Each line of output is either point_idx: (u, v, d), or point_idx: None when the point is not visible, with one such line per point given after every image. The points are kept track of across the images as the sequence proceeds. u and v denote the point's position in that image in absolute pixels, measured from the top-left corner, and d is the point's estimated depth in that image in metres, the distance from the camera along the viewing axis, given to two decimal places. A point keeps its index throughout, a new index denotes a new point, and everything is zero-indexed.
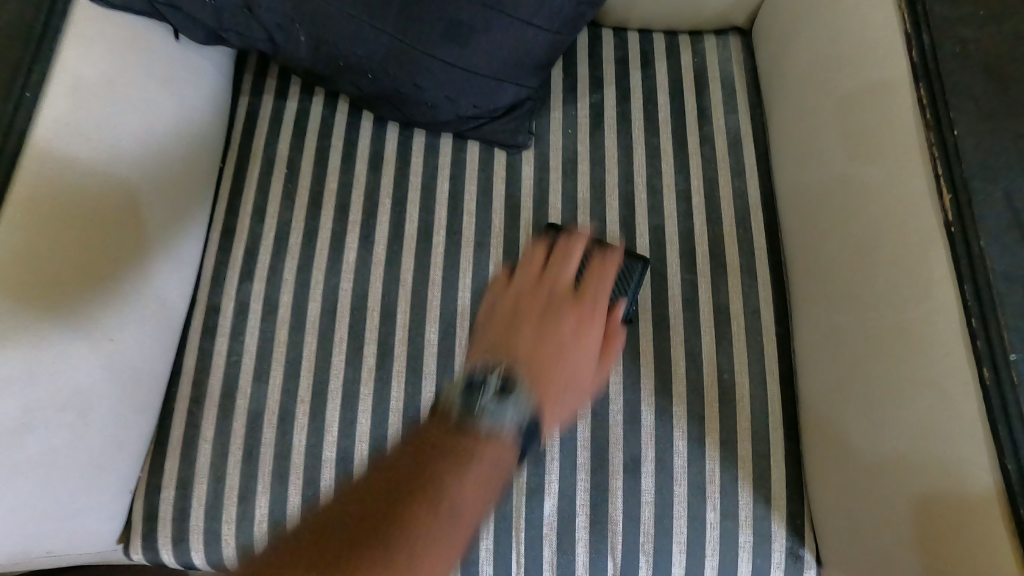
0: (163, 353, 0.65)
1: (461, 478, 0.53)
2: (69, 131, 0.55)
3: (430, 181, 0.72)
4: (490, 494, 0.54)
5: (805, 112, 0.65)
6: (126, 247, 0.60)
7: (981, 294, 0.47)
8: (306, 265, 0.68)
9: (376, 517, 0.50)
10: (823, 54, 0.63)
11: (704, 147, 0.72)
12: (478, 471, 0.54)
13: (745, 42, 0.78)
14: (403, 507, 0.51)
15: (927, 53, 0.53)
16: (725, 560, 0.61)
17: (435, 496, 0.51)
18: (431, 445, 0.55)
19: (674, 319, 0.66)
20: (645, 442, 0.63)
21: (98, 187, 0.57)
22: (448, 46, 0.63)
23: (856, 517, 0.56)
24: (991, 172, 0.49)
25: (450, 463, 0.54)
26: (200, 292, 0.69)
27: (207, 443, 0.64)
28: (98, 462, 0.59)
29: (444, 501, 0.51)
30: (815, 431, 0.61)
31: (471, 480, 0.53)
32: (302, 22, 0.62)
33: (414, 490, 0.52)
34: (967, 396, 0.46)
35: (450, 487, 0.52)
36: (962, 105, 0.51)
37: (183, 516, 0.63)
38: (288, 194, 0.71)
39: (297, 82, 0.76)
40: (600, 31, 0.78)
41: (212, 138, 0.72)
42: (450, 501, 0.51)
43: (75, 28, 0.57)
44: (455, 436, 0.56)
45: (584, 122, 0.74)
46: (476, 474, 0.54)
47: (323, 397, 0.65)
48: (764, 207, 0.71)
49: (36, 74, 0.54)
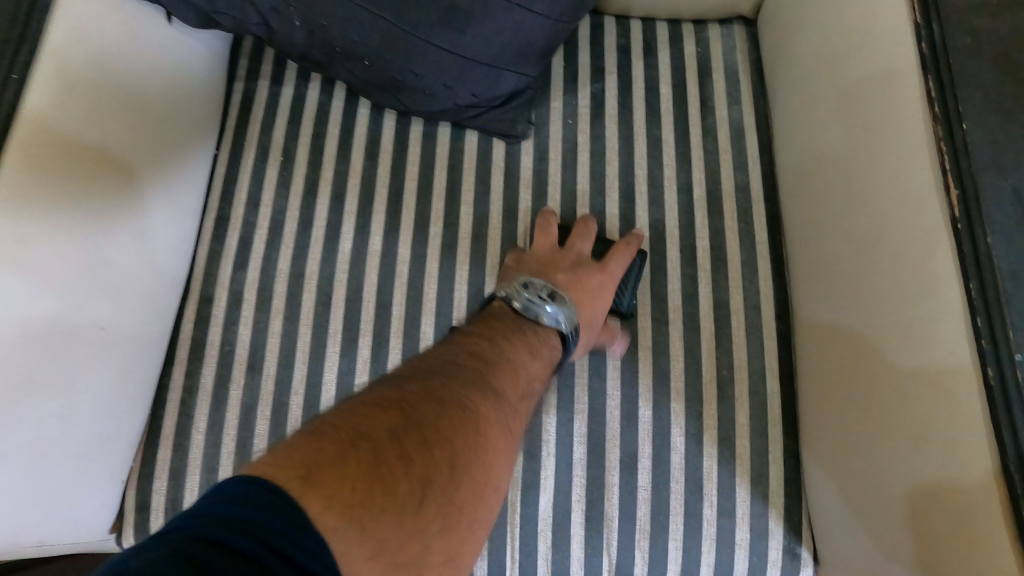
0: (155, 343, 0.65)
1: (523, 377, 0.54)
2: (58, 115, 0.54)
3: (427, 171, 0.71)
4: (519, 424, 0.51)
5: (809, 104, 0.64)
6: (116, 234, 0.59)
7: (988, 293, 0.46)
8: (301, 255, 0.68)
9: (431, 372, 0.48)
10: (829, 44, 0.61)
11: (706, 139, 0.71)
12: (530, 371, 0.55)
13: (750, 31, 0.76)
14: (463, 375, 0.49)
15: (937, 44, 0.52)
16: (721, 557, 0.61)
17: (500, 371, 0.52)
18: (485, 336, 0.55)
19: (673, 314, 0.65)
20: (642, 438, 0.62)
21: (88, 172, 0.56)
22: (446, 33, 0.62)
23: (855, 517, 0.55)
24: (1000, 168, 0.48)
25: (509, 345, 0.55)
26: (194, 281, 0.68)
27: (200, 434, 0.63)
28: (88, 452, 0.58)
29: (512, 405, 0.51)
30: (814, 429, 0.60)
31: (517, 402, 0.52)
32: (297, 6, 0.61)
33: (492, 359, 0.53)
34: (971, 397, 0.45)
35: (503, 385, 0.51)
36: (971, 98, 0.50)
37: (175, 508, 0.62)
38: (283, 183, 0.70)
39: (293, 68, 0.74)
40: (602, 20, 0.76)
41: (205, 124, 0.70)
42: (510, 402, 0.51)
43: (64, 7, 0.55)
44: (514, 334, 0.57)
45: (584, 113, 0.72)
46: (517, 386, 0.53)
47: (317, 389, 0.64)
48: (767, 201, 0.70)
49: (24, 55, 0.53)
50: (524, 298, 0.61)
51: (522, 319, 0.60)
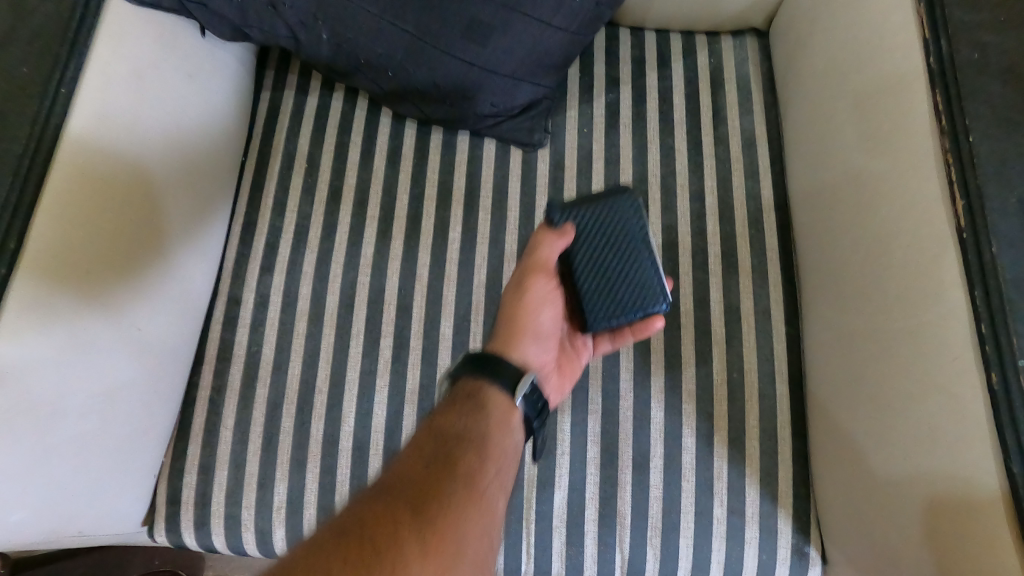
0: (186, 342, 0.67)
1: (503, 428, 0.56)
2: (101, 125, 0.57)
3: (446, 178, 0.73)
4: (503, 476, 0.53)
5: (819, 114, 0.66)
6: (148, 243, 0.61)
7: (992, 300, 0.47)
8: (325, 258, 0.70)
9: (405, 487, 0.48)
10: (839, 57, 0.63)
11: (718, 147, 0.73)
12: (513, 462, 0.56)
13: (762, 43, 0.78)
14: (438, 484, 0.48)
15: (945, 57, 0.53)
16: (731, 555, 0.62)
17: (481, 493, 0.50)
18: (455, 440, 0.52)
19: (685, 318, 0.67)
20: (654, 437, 0.64)
21: (126, 179, 0.59)
22: (467, 46, 0.64)
23: (862, 517, 0.56)
24: (1005, 179, 0.50)
25: (476, 400, 0.57)
26: (222, 283, 0.71)
27: (228, 430, 0.66)
28: (124, 446, 0.61)
29: (492, 466, 0.53)
30: (823, 431, 0.62)
31: (498, 458, 0.54)
32: (325, 20, 0.63)
33: (470, 471, 0.51)
34: (975, 401, 0.47)
35: (487, 490, 0.50)
36: (977, 111, 0.52)
37: (204, 501, 0.65)
38: (308, 189, 0.73)
39: (318, 78, 0.77)
40: (617, 31, 0.78)
41: (234, 133, 0.73)
42: (491, 475, 0.52)
43: (108, 23, 0.58)
44: (482, 422, 0.55)
45: (599, 122, 0.74)
46: (493, 443, 0.54)
47: (340, 388, 0.66)
48: (777, 209, 0.71)
49: (72, 68, 0.56)
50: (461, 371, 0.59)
51: (491, 386, 0.58)
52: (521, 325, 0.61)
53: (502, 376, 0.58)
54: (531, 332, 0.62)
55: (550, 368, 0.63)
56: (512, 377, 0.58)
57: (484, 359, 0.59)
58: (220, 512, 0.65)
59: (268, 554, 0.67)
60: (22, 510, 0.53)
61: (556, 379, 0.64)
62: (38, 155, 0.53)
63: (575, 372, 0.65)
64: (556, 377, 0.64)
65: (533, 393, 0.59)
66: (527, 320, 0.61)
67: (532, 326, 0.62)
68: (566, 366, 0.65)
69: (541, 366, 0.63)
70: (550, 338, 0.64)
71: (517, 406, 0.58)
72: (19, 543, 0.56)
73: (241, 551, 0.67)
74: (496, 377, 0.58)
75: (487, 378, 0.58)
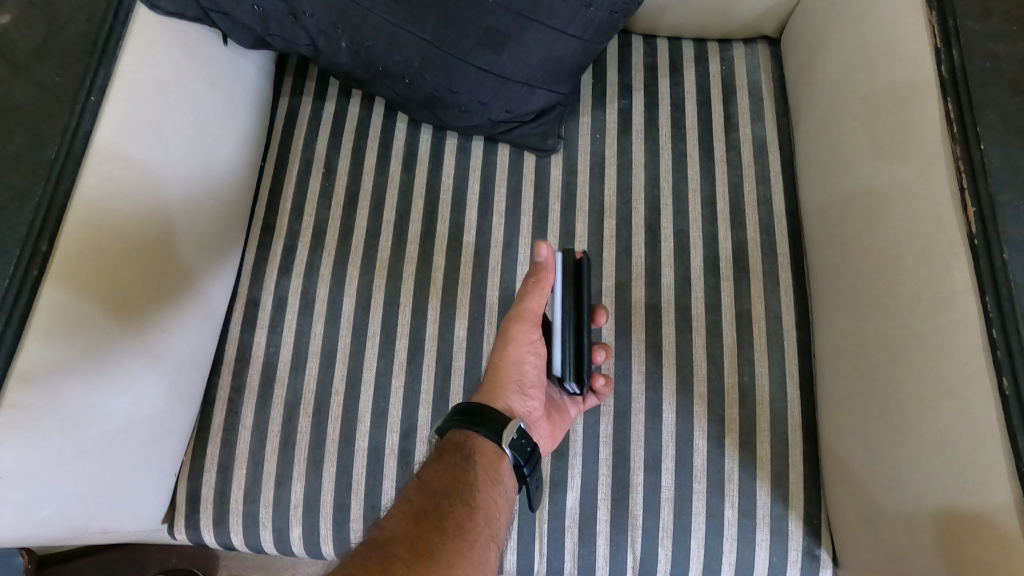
0: (205, 344, 0.69)
1: (493, 480, 0.57)
2: (129, 133, 0.59)
3: (461, 183, 0.74)
4: (494, 531, 0.55)
5: (830, 122, 0.66)
6: (171, 254, 0.63)
7: (1003, 305, 0.48)
8: (342, 261, 0.71)
9: (396, 546, 0.49)
10: (851, 65, 0.64)
11: (729, 153, 0.74)
12: (503, 514, 0.57)
13: (773, 50, 0.79)
14: (428, 542, 0.50)
15: (957, 68, 0.54)
16: (742, 557, 0.63)
17: (470, 546, 0.51)
18: (443, 496, 0.54)
19: (697, 322, 0.68)
20: (666, 440, 0.65)
21: (153, 184, 0.60)
22: (483, 54, 0.65)
23: (873, 521, 0.57)
24: (1016, 186, 0.50)
25: (463, 449, 0.58)
26: (241, 285, 0.73)
27: (246, 430, 0.67)
28: (147, 444, 0.62)
29: (483, 524, 0.54)
30: (833, 434, 0.62)
31: (487, 514, 0.55)
32: (345, 28, 0.65)
33: (460, 526, 0.52)
34: (985, 405, 0.47)
35: (478, 543, 0.52)
36: (989, 119, 0.52)
37: (222, 499, 0.66)
38: (325, 193, 0.74)
39: (335, 85, 0.78)
40: (630, 39, 0.80)
41: (253, 138, 0.75)
42: (482, 530, 0.53)
43: (133, 34, 0.60)
44: (471, 475, 0.56)
45: (611, 128, 0.75)
46: (483, 499, 0.55)
47: (356, 388, 0.67)
48: (788, 214, 0.72)
49: (101, 76, 0.57)
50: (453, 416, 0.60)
51: (479, 436, 0.59)
52: (506, 376, 0.63)
53: (488, 425, 0.59)
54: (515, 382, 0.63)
55: (538, 416, 0.65)
56: (497, 422, 0.59)
57: (471, 408, 0.60)
58: (238, 510, 0.66)
59: (284, 551, 0.68)
60: (52, 507, 0.54)
61: (545, 428, 0.64)
62: (69, 159, 0.55)
63: (566, 421, 0.66)
64: (545, 425, 0.64)
65: (521, 438, 0.58)
66: (512, 370, 0.63)
67: (517, 377, 0.64)
68: (556, 416, 0.65)
69: (527, 413, 0.64)
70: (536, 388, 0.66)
71: (503, 453, 0.59)
72: (47, 539, 0.58)
73: (258, 549, 0.68)
74: (481, 425, 0.58)
75: (474, 428, 0.58)
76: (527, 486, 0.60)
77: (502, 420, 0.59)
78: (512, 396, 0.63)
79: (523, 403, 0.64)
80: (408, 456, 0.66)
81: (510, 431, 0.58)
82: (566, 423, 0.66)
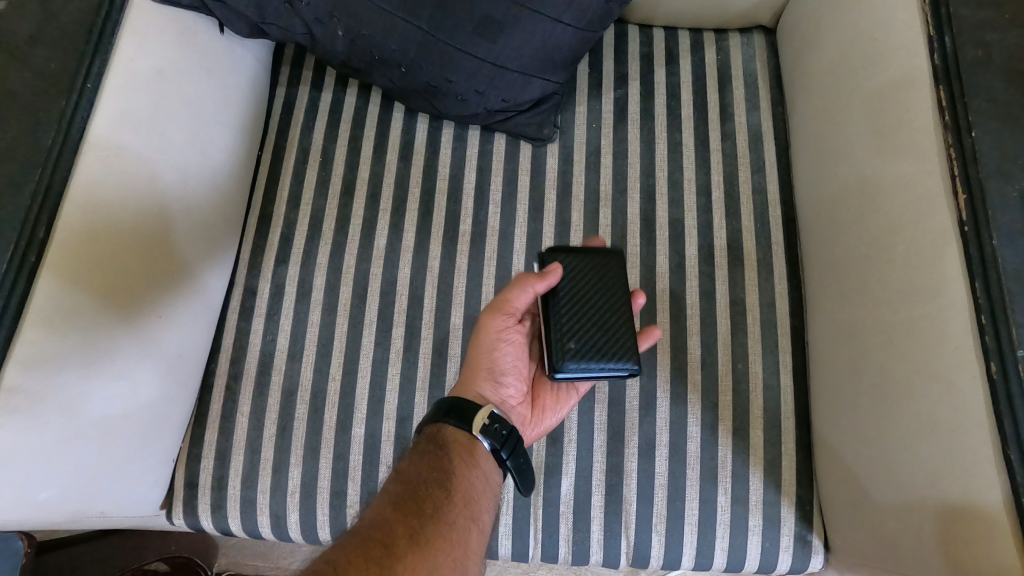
0: (203, 331, 0.69)
1: (469, 463, 0.57)
2: (125, 119, 0.59)
3: (457, 172, 0.75)
4: (475, 510, 0.55)
5: (824, 111, 0.67)
6: (167, 243, 0.64)
7: (991, 291, 0.48)
8: (339, 250, 0.72)
9: (374, 533, 0.50)
10: (845, 54, 0.64)
11: (725, 143, 0.74)
12: (485, 495, 0.57)
13: (769, 40, 0.79)
14: (405, 528, 0.51)
15: (949, 55, 0.54)
16: (734, 542, 0.64)
17: (447, 529, 0.52)
18: (420, 483, 0.54)
19: (691, 310, 0.68)
20: (660, 426, 0.65)
21: (150, 171, 0.61)
22: (479, 42, 0.65)
23: (864, 507, 0.57)
24: (1008, 172, 0.51)
25: (437, 439, 0.58)
26: (239, 274, 0.73)
27: (244, 417, 0.68)
28: (144, 430, 0.63)
29: (462, 505, 0.54)
30: (825, 421, 0.63)
31: (466, 496, 0.55)
32: (341, 17, 0.65)
33: (437, 510, 0.53)
34: (974, 390, 0.48)
35: (456, 525, 0.53)
36: (981, 107, 0.53)
37: (220, 485, 0.67)
38: (322, 182, 0.74)
39: (332, 74, 0.79)
40: (626, 28, 0.80)
41: (251, 127, 0.75)
42: (462, 511, 0.54)
43: (129, 20, 0.60)
44: (446, 461, 0.57)
45: (607, 117, 0.76)
46: (460, 482, 0.56)
47: (353, 376, 0.68)
48: (782, 203, 0.72)
49: (98, 63, 0.58)
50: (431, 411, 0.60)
51: (449, 424, 0.59)
52: (482, 364, 0.62)
53: (461, 416, 0.58)
54: (493, 371, 0.63)
55: (517, 403, 0.65)
56: (467, 413, 0.59)
57: (446, 401, 0.59)
58: (236, 496, 0.67)
59: (281, 537, 0.69)
60: (50, 490, 0.54)
61: (525, 414, 0.65)
62: (66, 145, 0.55)
63: (550, 405, 0.65)
64: (525, 411, 0.65)
65: (494, 423, 0.58)
66: (489, 358, 0.63)
67: (495, 365, 0.63)
68: (538, 401, 0.66)
69: (506, 401, 0.64)
70: (516, 374, 0.65)
71: (478, 440, 0.59)
72: (46, 522, 0.58)
73: (256, 534, 0.69)
74: (453, 417, 0.58)
75: (442, 418, 0.59)
76: (511, 471, 0.59)
77: (474, 410, 0.59)
78: (488, 385, 0.63)
79: (502, 391, 0.64)
80: (405, 442, 0.66)
81: (481, 418, 0.58)
82: (552, 408, 0.65)
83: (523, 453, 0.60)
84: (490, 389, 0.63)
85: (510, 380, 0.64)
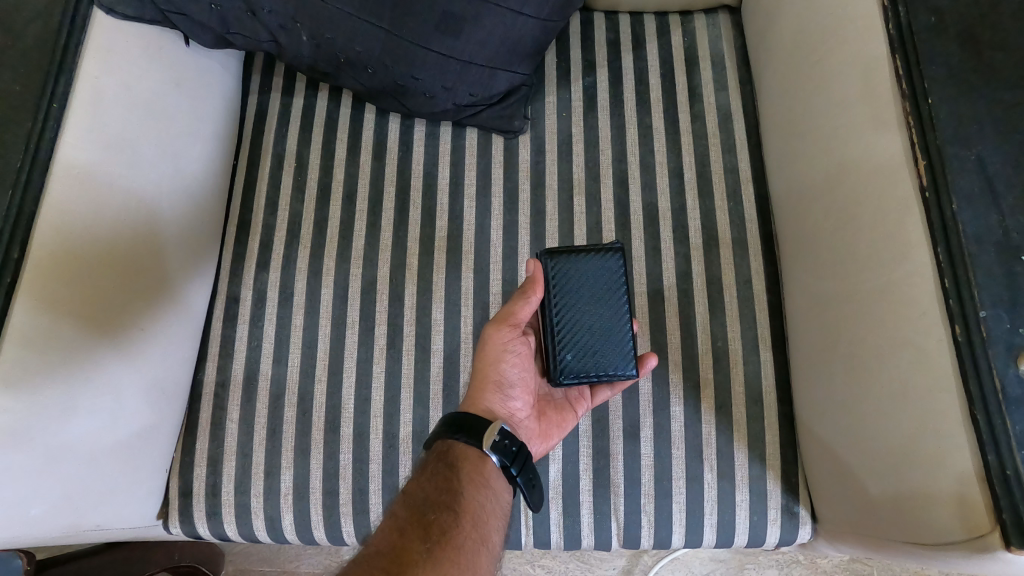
0: (189, 343, 0.70)
1: (478, 485, 0.58)
2: (94, 136, 0.59)
3: (431, 168, 0.75)
4: (484, 531, 0.55)
5: (788, 88, 0.67)
6: (147, 258, 0.64)
7: (953, 254, 0.49)
8: (318, 254, 0.72)
9: (379, 560, 0.50)
10: (805, 29, 0.64)
11: (695, 124, 0.74)
12: (495, 515, 0.57)
13: (735, 19, 0.79)
14: (410, 554, 0.51)
15: (903, 25, 0.55)
16: (723, 518, 0.64)
17: (456, 551, 0.52)
18: (427, 506, 0.55)
19: (669, 291, 0.69)
20: (643, 408, 0.66)
21: (124, 190, 0.62)
22: (443, 39, 0.66)
23: (847, 478, 0.58)
24: (966, 138, 0.51)
25: (446, 463, 0.58)
26: (220, 283, 0.73)
27: (233, 423, 0.68)
28: (134, 442, 0.64)
29: (471, 528, 0.54)
30: (804, 393, 0.64)
31: (475, 518, 0.55)
32: (304, 23, 0.65)
33: (445, 533, 0.53)
34: (941, 353, 0.49)
35: (465, 548, 0.53)
36: (936, 73, 0.53)
37: (214, 491, 0.68)
38: (297, 186, 0.75)
39: (302, 79, 0.79)
40: (592, 16, 0.80)
41: (223, 138, 0.76)
42: (470, 534, 0.54)
43: (93, 38, 0.61)
44: (455, 481, 0.57)
45: (577, 105, 0.76)
46: (469, 503, 0.56)
47: (338, 376, 0.69)
48: (755, 180, 0.73)
49: (62, 83, 0.59)
50: (443, 422, 0.61)
51: (459, 441, 0.60)
52: (489, 379, 0.63)
53: (469, 432, 0.60)
54: (501, 387, 0.64)
55: (524, 418, 0.65)
56: (477, 429, 0.60)
57: (453, 417, 0.61)
58: (230, 501, 0.67)
59: (278, 539, 0.70)
60: (42, 506, 0.55)
61: (533, 428, 0.65)
62: (35, 165, 0.56)
63: (557, 421, 0.66)
64: (533, 425, 0.65)
65: (503, 439, 0.60)
66: (496, 374, 0.64)
67: (503, 379, 0.64)
68: (545, 417, 0.66)
69: (510, 415, 0.64)
70: (524, 389, 0.66)
71: (488, 456, 0.60)
72: (42, 538, 0.59)
73: (252, 538, 0.70)
74: (462, 433, 0.59)
75: (454, 435, 0.60)
76: (520, 487, 0.60)
77: (483, 425, 0.60)
78: (497, 400, 0.63)
79: (510, 404, 0.64)
80: (393, 439, 0.67)
81: (491, 434, 0.59)
82: (558, 424, 0.66)
83: (531, 468, 0.61)
84: (499, 405, 0.63)
85: (518, 395, 0.65)
